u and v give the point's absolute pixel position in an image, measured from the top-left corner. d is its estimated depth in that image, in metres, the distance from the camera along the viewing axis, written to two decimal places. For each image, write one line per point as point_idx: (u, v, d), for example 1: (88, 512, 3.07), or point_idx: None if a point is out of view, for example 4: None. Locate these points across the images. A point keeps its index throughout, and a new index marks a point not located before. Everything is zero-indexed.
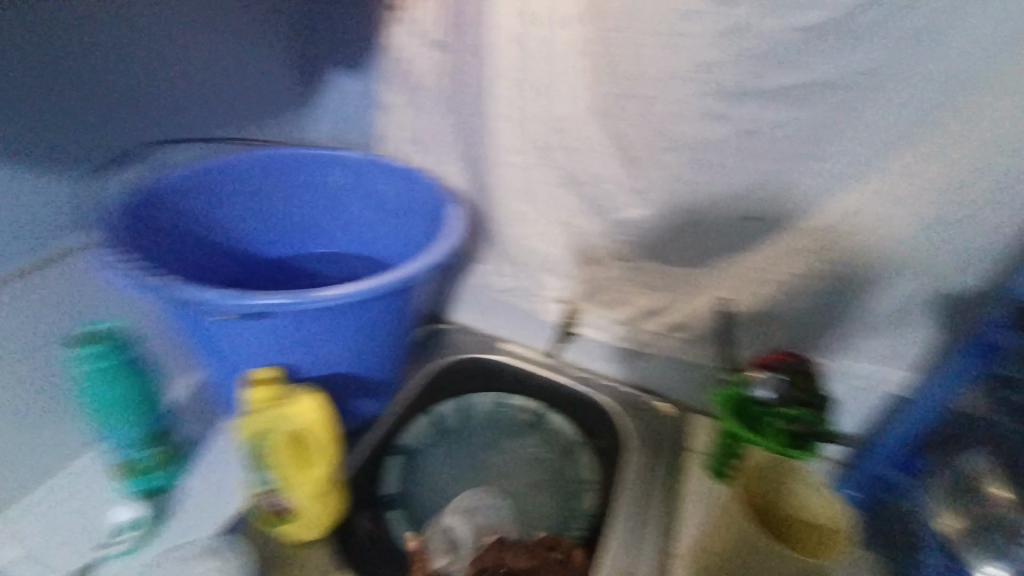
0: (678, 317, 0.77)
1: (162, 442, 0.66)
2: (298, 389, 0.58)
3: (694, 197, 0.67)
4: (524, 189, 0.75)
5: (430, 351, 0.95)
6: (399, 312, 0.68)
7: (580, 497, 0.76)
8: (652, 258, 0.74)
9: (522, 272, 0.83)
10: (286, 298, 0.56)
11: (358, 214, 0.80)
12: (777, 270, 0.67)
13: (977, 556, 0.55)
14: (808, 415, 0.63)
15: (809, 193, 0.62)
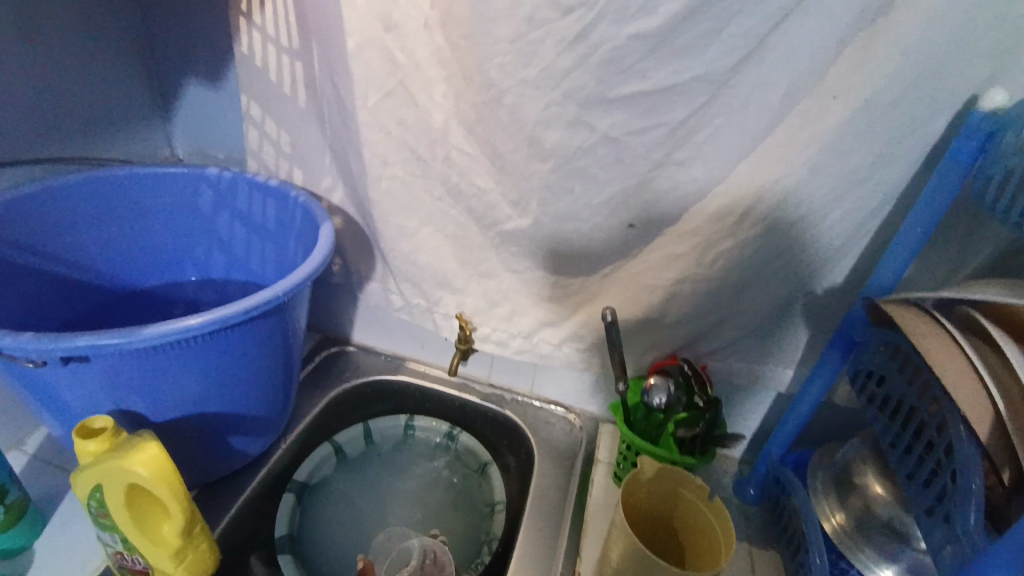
0: (574, 326, 0.76)
1: (1, 501, 0.57)
2: (139, 437, 0.50)
3: (573, 205, 0.65)
4: (407, 203, 0.72)
5: (331, 376, 0.91)
6: (267, 338, 0.62)
7: (490, 517, 0.78)
8: (542, 268, 0.73)
9: (415, 288, 0.80)
10: (111, 336, 0.48)
11: (229, 233, 0.78)
12: (660, 275, 0.66)
13: (871, 558, 0.57)
14: (700, 419, 0.67)
15: (682, 198, 0.62)
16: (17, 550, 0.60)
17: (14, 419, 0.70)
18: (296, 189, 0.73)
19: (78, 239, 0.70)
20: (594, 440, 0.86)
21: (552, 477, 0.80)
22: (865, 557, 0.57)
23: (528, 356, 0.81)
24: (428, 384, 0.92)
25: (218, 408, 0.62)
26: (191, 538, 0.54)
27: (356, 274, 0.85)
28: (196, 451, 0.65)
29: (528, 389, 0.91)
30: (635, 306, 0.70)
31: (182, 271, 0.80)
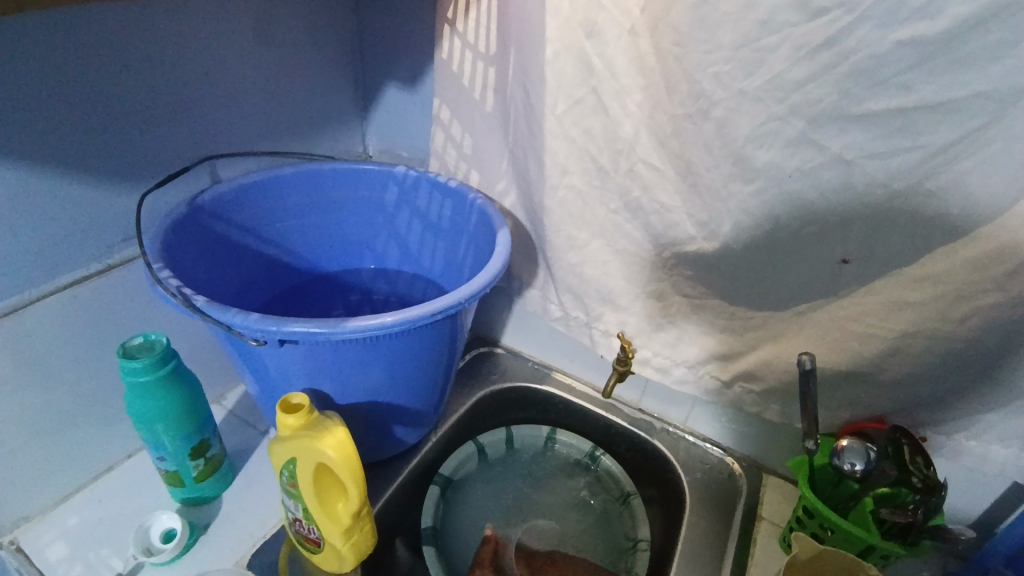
0: (750, 364, 0.68)
1: (204, 455, 0.64)
2: (331, 420, 0.54)
3: (776, 231, 0.58)
4: (580, 214, 0.70)
5: (479, 376, 0.91)
6: (442, 339, 0.63)
7: (631, 555, 0.74)
8: (722, 295, 0.66)
9: (577, 301, 0.77)
10: (320, 326, 0.52)
11: (406, 229, 0.82)
12: (881, 324, 0.58)
13: None
14: (912, 500, 0.57)
15: (924, 237, 0.53)
16: (210, 497, 0.68)
17: (220, 377, 0.81)
18: (474, 192, 0.74)
19: (286, 225, 0.77)
20: (756, 492, 0.77)
21: (706, 525, 0.73)
22: None
23: (690, 387, 0.74)
24: (574, 399, 0.89)
25: (389, 400, 0.66)
26: (359, 519, 0.58)
27: (517, 280, 0.84)
28: (363, 435, 0.69)
29: (682, 422, 0.84)
30: (837, 354, 0.61)
31: (362, 260, 0.85)
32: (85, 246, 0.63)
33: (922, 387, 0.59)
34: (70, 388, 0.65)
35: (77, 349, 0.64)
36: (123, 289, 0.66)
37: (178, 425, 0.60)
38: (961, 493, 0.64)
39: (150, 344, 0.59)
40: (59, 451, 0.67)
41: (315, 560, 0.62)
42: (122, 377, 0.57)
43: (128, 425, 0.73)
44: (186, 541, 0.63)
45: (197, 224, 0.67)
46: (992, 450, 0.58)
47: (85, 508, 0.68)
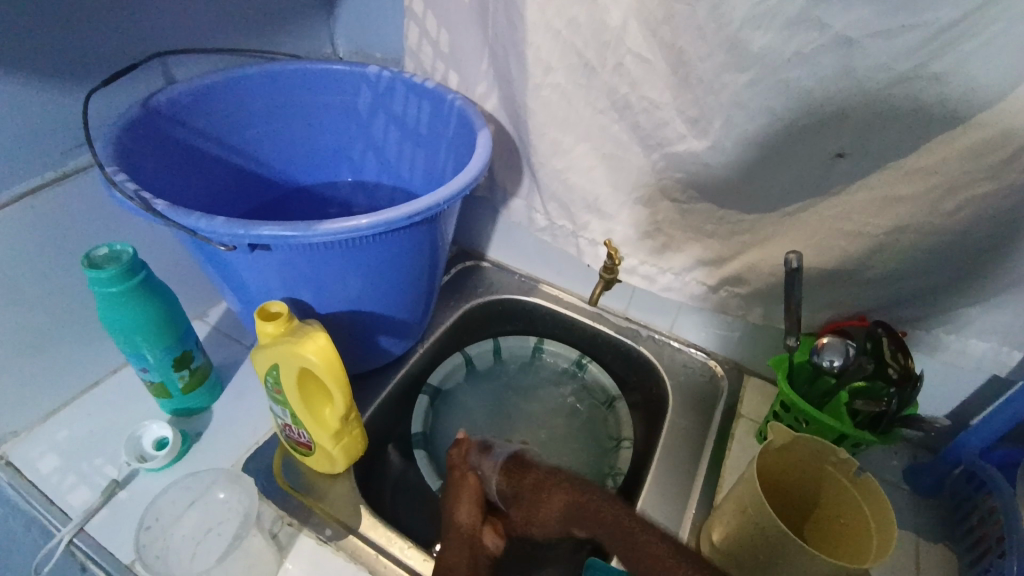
0: (736, 269, 0.68)
1: (188, 366, 0.64)
2: (310, 326, 0.53)
3: (771, 127, 0.55)
4: (565, 115, 0.66)
5: (465, 289, 0.90)
6: (422, 246, 0.61)
7: (615, 453, 0.77)
8: (711, 199, 0.64)
9: (562, 210, 0.74)
10: (290, 230, 0.49)
11: (382, 136, 0.77)
12: (870, 220, 0.56)
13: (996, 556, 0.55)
14: (887, 392, 0.59)
15: (921, 126, 0.50)
16: (199, 408, 0.69)
17: (199, 294, 0.79)
18: (452, 92, 0.69)
19: (253, 131, 0.72)
20: (737, 393, 0.79)
21: (688, 424, 0.75)
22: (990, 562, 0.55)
23: (675, 295, 0.74)
24: (560, 310, 0.88)
25: (371, 309, 0.65)
26: (348, 423, 0.59)
27: (501, 190, 0.81)
28: (348, 346, 0.69)
29: (668, 329, 0.84)
30: (824, 254, 0.61)
31: (338, 171, 0.81)
32: (35, 154, 0.59)
33: (906, 282, 0.59)
34: (42, 305, 0.63)
35: (42, 265, 0.62)
36: (82, 201, 0.63)
37: (156, 336, 0.59)
38: (934, 387, 0.66)
39: (116, 254, 0.56)
40: (40, 368, 0.66)
41: (308, 462, 0.63)
42: (91, 288, 0.55)
43: (108, 342, 0.72)
44: (178, 448, 0.64)
45: (154, 129, 0.62)
46: (971, 344, 0.60)
47: (76, 422, 0.69)
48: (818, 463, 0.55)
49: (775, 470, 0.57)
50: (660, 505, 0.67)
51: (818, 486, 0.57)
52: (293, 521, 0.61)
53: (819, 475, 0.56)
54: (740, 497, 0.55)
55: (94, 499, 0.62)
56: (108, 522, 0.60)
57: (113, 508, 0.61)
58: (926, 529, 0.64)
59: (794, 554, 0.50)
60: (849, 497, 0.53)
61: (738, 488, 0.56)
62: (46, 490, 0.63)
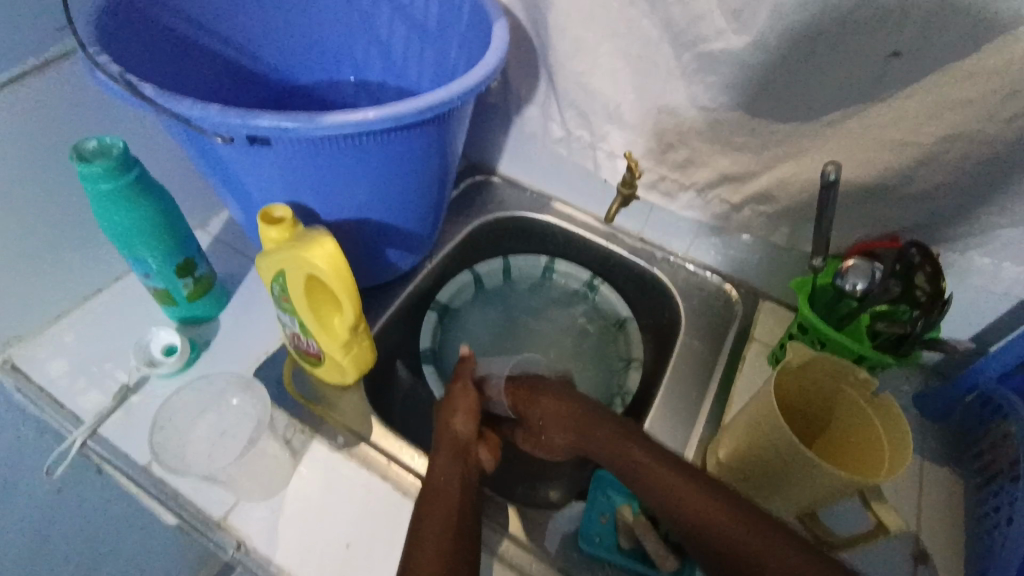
0: (764, 184, 0.64)
1: (192, 274, 0.62)
2: (316, 232, 0.50)
3: (823, 18, 0.50)
4: (591, 5, 0.59)
5: (475, 205, 0.87)
6: (432, 151, 0.57)
7: (624, 374, 0.76)
8: (745, 106, 0.59)
9: (582, 118, 0.69)
10: (291, 121, 0.45)
11: (387, 31, 0.70)
12: (920, 129, 0.52)
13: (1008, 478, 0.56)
14: (910, 316, 0.57)
15: (989, 18, 0.45)
16: (206, 317, 0.68)
17: (198, 203, 0.76)
18: None
19: (247, 21, 0.66)
20: (750, 317, 0.77)
21: (700, 346, 0.74)
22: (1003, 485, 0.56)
23: (697, 213, 0.71)
24: (573, 229, 0.85)
25: (378, 218, 0.62)
26: (357, 334, 0.57)
27: (515, 96, 0.75)
28: (356, 257, 0.66)
29: (684, 251, 0.82)
30: (864, 167, 0.57)
31: (339, 71, 0.75)
32: (9, 36, 0.53)
33: (947, 199, 0.55)
34: (33, 206, 0.60)
35: (29, 161, 0.58)
36: (64, 93, 0.58)
37: (156, 239, 0.57)
38: (958, 312, 0.64)
39: (106, 149, 0.52)
40: (39, 272, 0.64)
41: (318, 373, 0.63)
42: (83, 185, 0.52)
43: (107, 249, 0.69)
44: (186, 356, 0.64)
45: (137, 10, 0.56)
46: (1006, 267, 0.57)
47: (80, 328, 0.68)
48: (835, 383, 0.55)
49: (789, 390, 0.57)
50: (668, 422, 0.68)
51: (831, 406, 0.56)
52: (305, 428, 0.61)
53: (833, 394, 0.55)
54: (753, 414, 0.55)
55: (106, 403, 0.62)
56: (120, 426, 0.61)
57: (126, 412, 0.61)
58: (933, 450, 0.64)
59: (805, 469, 0.50)
60: (864, 418, 0.53)
61: (751, 406, 0.56)
62: (57, 392, 0.63)
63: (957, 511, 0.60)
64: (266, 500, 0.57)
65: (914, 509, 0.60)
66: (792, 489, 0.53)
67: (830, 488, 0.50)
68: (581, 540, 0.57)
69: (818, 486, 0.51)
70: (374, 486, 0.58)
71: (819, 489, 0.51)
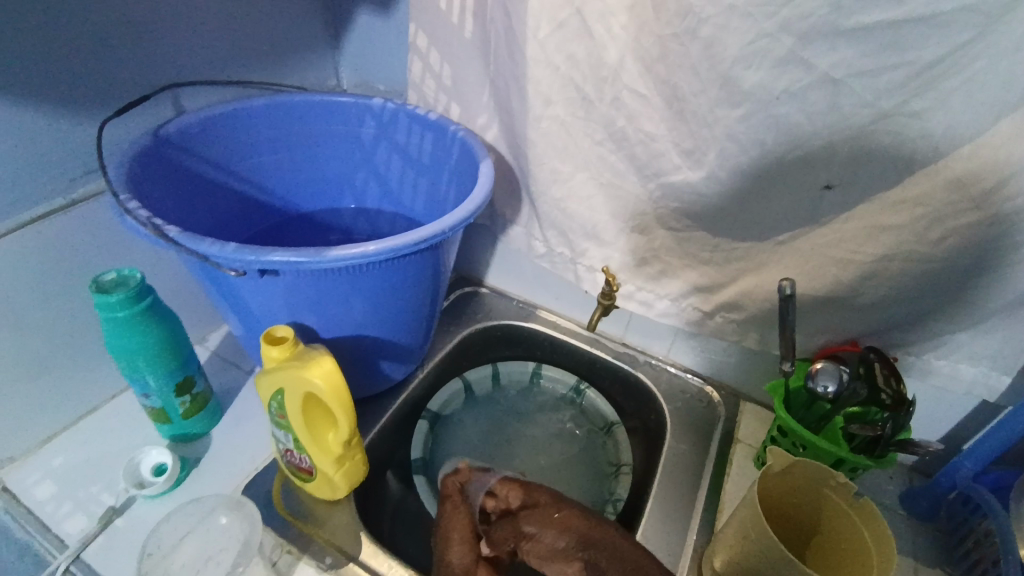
0: (731, 295, 0.70)
1: (190, 392, 0.64)
2: (316, 350, 0.54)
3: (763, 159, 0.58)
4: (564, 146, 0.68)
5: (465, 315, 0.91)
6: (426, 271, 0.62)
7: (614, 480, 0.76)
8: (706, 228, 0.66)
9: (561, 237, 0.76)
10: (299, 255, 0.51)
11: (385, 166, 0.79)
12: (859, 248, 0.59)
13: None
14: (881, 417, 0.60)
15: (904, 158, 0.53)
16: (199, 433, 0.68)
17: (202, 318, 0.80)
18: (454, 124, 0.72)
19: (260, 160, 0.74)
20: (733, 418, 0.80)
21: (686, 449, 0.76)
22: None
23: (673, 320, 0.76)
24: (559, 335, 0.90)
25: (373, 335, 0.65)
26: (349, 448, 0.59)
27: (501, 217, 0.83)
28: (350, 370, 0.69)
29: (665, 354, 0.86)
30: (817, 280, 0.63)
31: (341, 200, 0.83)
32: (47, 182, 0.60)
33: (896, 307, 0.61)
34: (43, 331, 0.63)
35: (47, 289, 0.62)
36: (87, 227, 0.63)
37: (160, 360, 0.59)
38: (928, 410, 0.67)
39: (124, 279, 0.57)
40: (38, 393, 0.66)
41: (309, 488, 0.63)
42: (98, 313, 0.55)
43: (107, 368, 0.72)
44: (177, 474, 0.64)
45: (164, 157, 0.64)
46: (960, 368, 0.61)
47: (71, 448, 0.68)
48: (816, 487, 0.56)
49: (774, 494, 0.58)
50: (661, 531, 0.67)
51: (817, 509, 0.57)
52: (293, 548, 0.60)
53: (816, 497, 0.57)
54: (741, 520, 0.56)
55: (90, 527, 0.61)
56: (103, 553, 0.59)
57: (109, 537, 0.60)
58: (925, 552, 0.64)
59: None
60: (849, 522, 0.54)
61: (739, 512, 0.57)
62: (40, 518, 0.62)
63: None
64: None
65: None
66: None
67: None
68: None
69: None
70: None
71: None
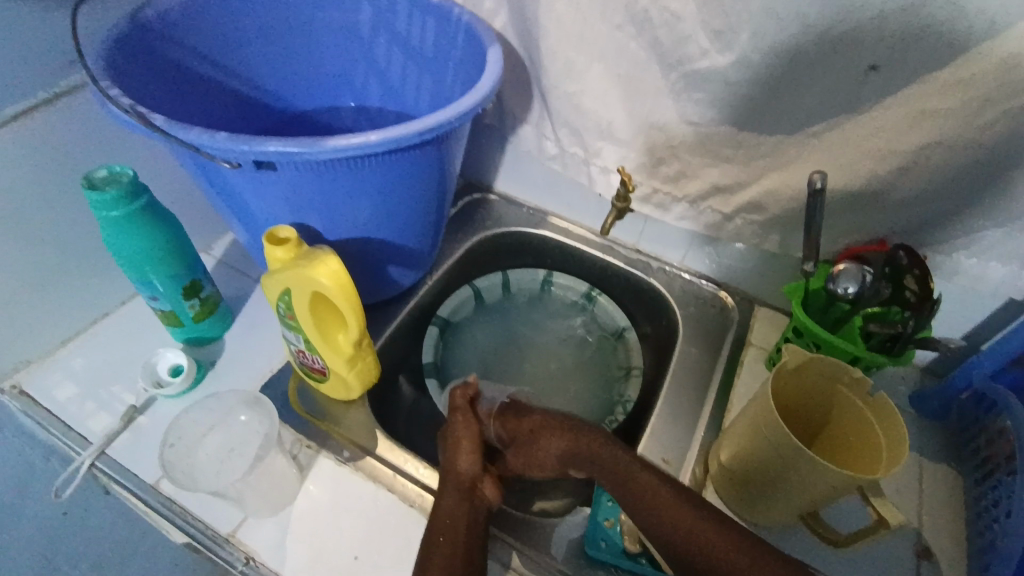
0: (753, 196, 0.66)
1: (198, 295, 0.64)
2: (321, 250, 0.52)
3: (801, 37, 0.52)
4: (580, 29, 0.62)
5: (473, 222, 0.89)
6: (431, 169, 0.59)
7: (625, 383, 0.77)
8: (732, 121, 0.61)
9: (574, 136, 0.72)
10: (296, 146, 0.47)
11: (382, 58, 0.73)
12: (899, 138, 0.54)
13: (1005, 474, 0.57)
14: (903, 317, 0.59)
15: (964, 32, 0.47)
16: (212, 338, 0.69)
17: (203, 225, 0.78)
18: (459, 6, 0.65)
19: (250, 51, 0.68)
20: (746, 323, 0.79)
21: (698, 354, 0.76)
22: (1000, 481, 0.57)
23: (689, 224, 0.73)
24: (570, 242, 0.87)
25: (380, 237, 0.63)
26: (361, 349, 0.59)
27: (510, 116, 0.78)
28: (358, 274, 0.68)
29: (679, 261, 0.83)
30: (849, 177, 0.59)
31: (339, 97, 0.77)
32: (22, 72, 0.55)
33: (930, 204, 0.57)
34: (40, 236, 0.62)
35: (40, 191, 0.60)
36: (72, 124, 0.60)
37: (165, 263, 0.58)
38: (949, 313, 0.66)
39: (116, 176, 0.54)
40: (47, 299, 0.65)
41: (323, 388, 0.64)
42: (93, 211, 0.53)
43: (114, 275, 0.71)
44: (194, 376, 0.65)
45: (144, 45, 0.59)
46: (990, 268, 0.59)
47: (88, 353, 0.69)
48: (830, 383, 0.56)
49: (786, 392, 0.58)
50: (670, 429, 0.69)
51: (829, 407, 0.57)
52: (313, 444, 0.62)
53: (830, 394, 0.57)
54: (752, 416, 0.56)
55: (115, 425, 0.63)
56: (128, 447, 0.61)
57: (136, 432, 0.62)
58: (931, 449, 0.65)
59: (804, 469, 0.51)
60: (859, 417, 0.54)
61: (750, 409, 0.57)
62: (67, 417, 0.64)
63: (958, 509, 0.61)
64: (275, 516, 0.57)
65: (914, 506, 0.61)
66: (793, 488, 0.54)
67: (828, 486, 0.51)
68: (587, 545, 0.58)
69: (817, 485, 0.52)
70: (382, 500, 0.59)
71: (817, 488, 0.52)
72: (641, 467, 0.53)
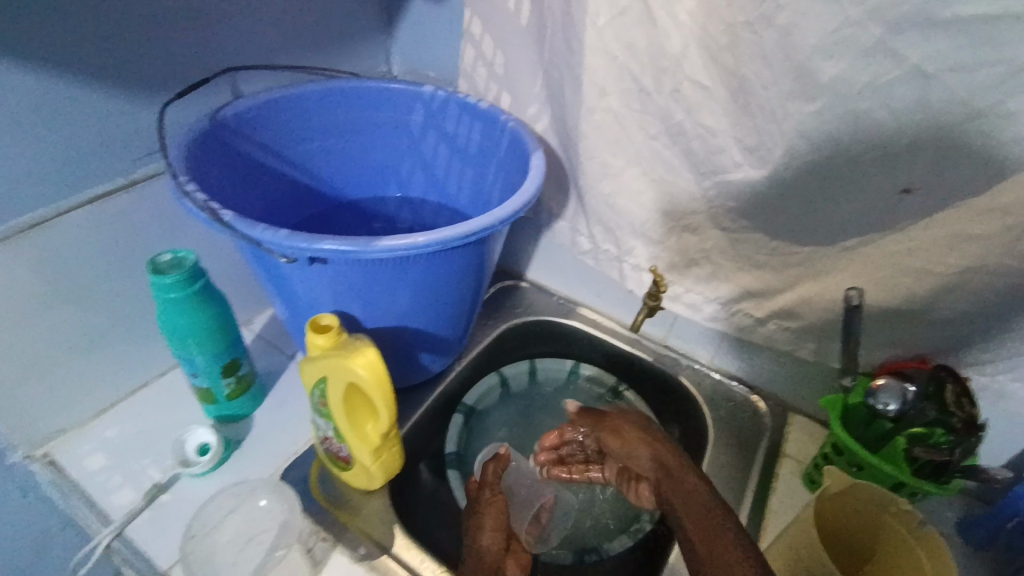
0: (788, 302, 0.66)
1: (235, 373, 0.65)
2: (361, 341, 0.53)
3: (835, 155, 0.54)
4: (618, 139, 0.65)
5: (504, 309, 0.90)
6: (471, 266, 0.61)
7: None
8: (766, 229, 0.63)
9: (608, 234, 0.74)
10: (352, 244, 0.50)
11: (430, 155, 0.78)
12: (937, 259, 0.54)
13: None
14: (948, 442, 0.56)
15: (999, 161, 0.48)
16: (241, 415, 0.70)
17: (246, 301, 0.81)
18: (505, 113, 0.70)
19: (310, 146, 0.74)
20: (780, 430, 0.76)
21: (729, 460, 0.73)
22: None
23: (721, 325, 0.73)
24: (598, 334, 0.87)
25: (416, 326, 0.65)
26: (388, 440, 0.58)
27: (545, 211, 0.81)
28: (391, 360, 0.69)
29: (709, 360, 0.83)
30: (887, 292, 0.59)
31: (386, 188, 0.82)
32: (107, 161, 0.61)
33: (971, 324, 0.56)
34: (96, 307, 0.65)
35: (104, 266, 0.64)
36: (142, 207, 0.64)
37: (211, 342, 0.60)
38: (997, 436, 0.63)
39: (178, 261, 0.58)
40: (91, 368, 0.67)
41: (346, 477, 0.63)
42: (153, 293, 0.56)
43: (157, 346, 0.73)
44: (220, 456, 0.65)
45: (220, 140, 0.64)
46: None
47: (121, 423, 0.70)
48: (877, 512, 0.53)
49: (830, 517, 0.55)
50: None
51: (877, 539, 0.54)
52: (328, 537, 0.60)
53: (877, 524, 0.53)
54: (791, 542, 0.53)
55: (137, 502, 0.62)
56: (148, 527, 0.61)
57: (156, 512, 0.62)
58: None
59: None
60: (910, 554, 0.50)
61: (788, 533, 0.54)
62: (92, 490, 0.64)
63: None
64: None
65: None
66: None
67: None
68: None
69: None
70: None
71: None
72: (734, 527, 0.51)
